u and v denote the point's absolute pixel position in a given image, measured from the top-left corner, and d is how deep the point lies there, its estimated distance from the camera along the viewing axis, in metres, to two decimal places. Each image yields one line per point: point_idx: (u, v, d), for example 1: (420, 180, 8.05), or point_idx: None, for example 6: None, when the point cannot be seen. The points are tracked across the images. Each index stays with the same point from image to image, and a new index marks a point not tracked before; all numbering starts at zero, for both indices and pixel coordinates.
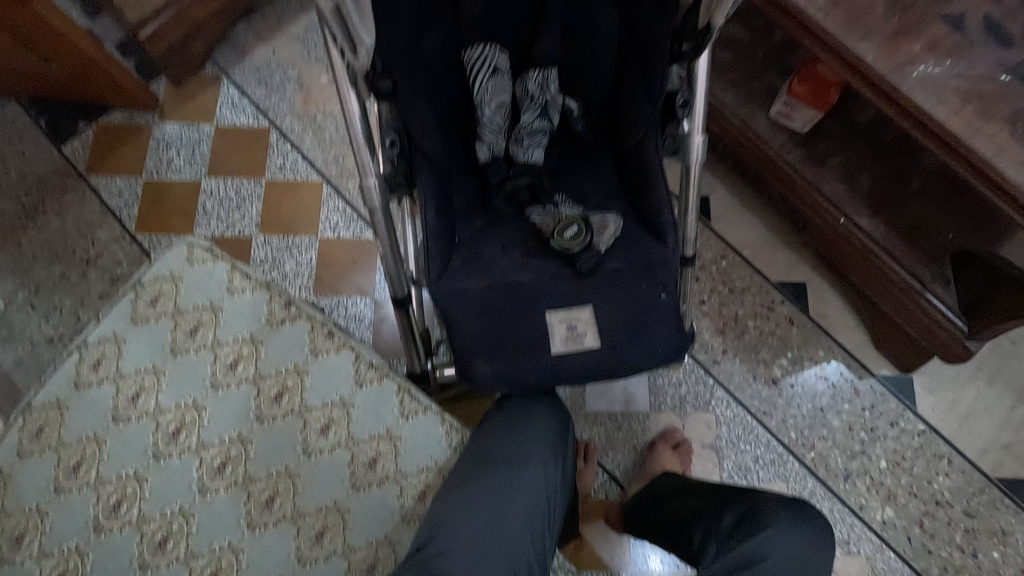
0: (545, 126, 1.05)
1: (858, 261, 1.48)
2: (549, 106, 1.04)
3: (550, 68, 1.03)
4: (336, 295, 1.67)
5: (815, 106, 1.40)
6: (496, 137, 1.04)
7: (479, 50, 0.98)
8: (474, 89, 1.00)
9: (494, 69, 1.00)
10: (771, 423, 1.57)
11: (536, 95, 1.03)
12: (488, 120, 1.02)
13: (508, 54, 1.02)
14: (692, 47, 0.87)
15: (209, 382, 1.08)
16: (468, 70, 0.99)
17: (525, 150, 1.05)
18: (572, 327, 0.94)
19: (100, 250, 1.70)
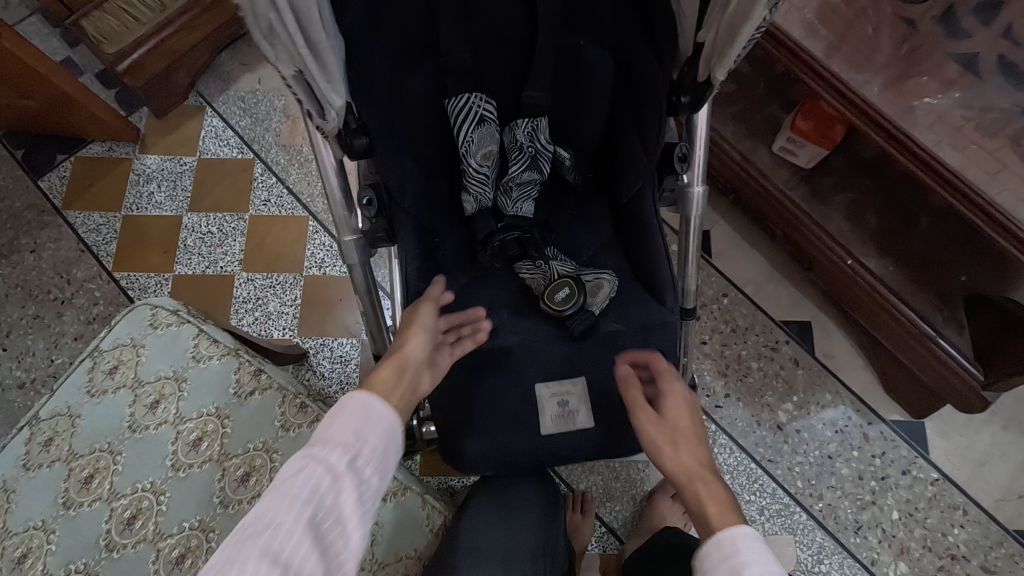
0: (535, 177, 0.98)
1: (868, 306, 1.40)
2: (539, 157, 0.97)
3: (540, 117, 0.96)
4: (321, 335, 1.60)
5: (820, 143, 1.33)
6: (482, 189, 0.97)
7: (462, 101, 0.92)
8: (459, 140, 0.94)
9: (479, 120, 0.94)
10: (777, 471, 1.50)
11: (525, 145, 0.96)
12: (473, 172, 0.96)
13: (496, 103, 0.96)
14: (691, 100, 0.81)
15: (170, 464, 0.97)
16: (452, 121, 0.93)
17: (513, 203, 0.98)
18: (564, 404, 0.86)
19: (76, 289, 1.64)
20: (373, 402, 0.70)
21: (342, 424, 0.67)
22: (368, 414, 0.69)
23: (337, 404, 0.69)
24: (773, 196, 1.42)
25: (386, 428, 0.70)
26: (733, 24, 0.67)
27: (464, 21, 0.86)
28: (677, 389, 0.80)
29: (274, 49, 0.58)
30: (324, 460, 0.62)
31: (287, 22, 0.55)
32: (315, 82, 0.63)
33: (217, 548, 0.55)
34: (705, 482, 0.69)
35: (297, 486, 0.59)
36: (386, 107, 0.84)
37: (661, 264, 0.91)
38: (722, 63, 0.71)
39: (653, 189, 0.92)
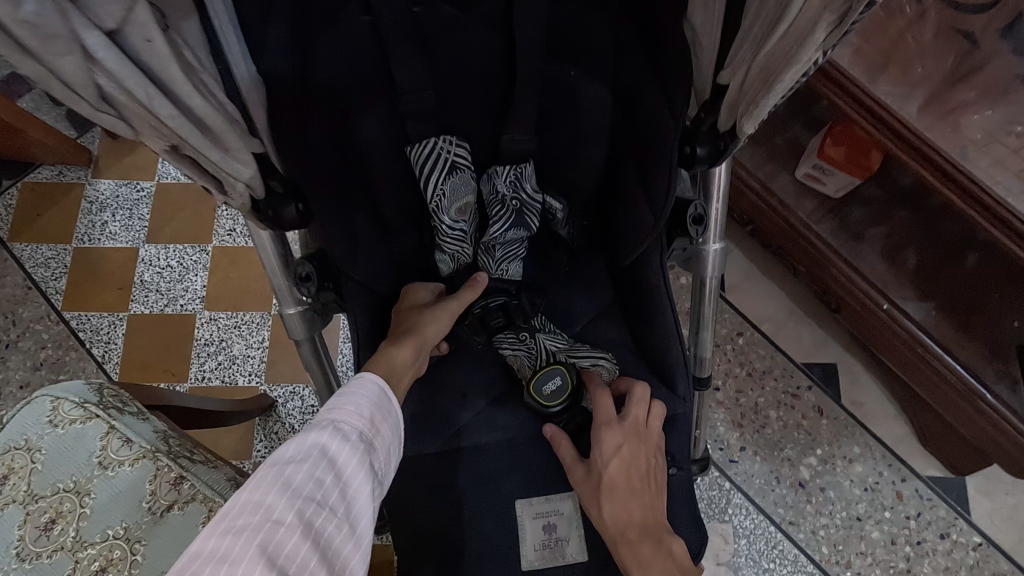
0: (522, 235, 0.80)
1: (903, 354, 1.21)
2: (525, 211, 0.79)
3: (525, 162, 0.79)
4: (291, 382, 1.44)
5: (851, 172, 1.17)
6: (459, 248, 0.80)
7: (428, 147, 0.74)
8: (426, 194, 0.76)
9: (450, 168, 0.76)
10: (798, 535, 1.33)
11: (507, 197, 0.79)
12: (445, 231, 0.78)
13: (468, 145, 0.78)
14: (707, 153, 0.67)
15: (15, 553, 0.69)
16: (416, 170, 0.75)
17: (497, 265, 0.81)
18: (551, 529, 0.73)
19: (22, 331, 1.48)
20: (383, 388, 0.62)
21: (350, 404, 0.58)
22: (379, 398, 0.60)
23: (343, 384, 0.60)
24: (795, 229, 1.26)
25: (395, 418, 0.61)
26: (769, 67, 0.52)
27: (425, 53, 0.70)
28: (609, 438, 0.72)
29: (126, 120, 0.46)
30: (330, 441, 0.53)
31: (128, 87, 0.42)
32: (198, 155, 0.51)
33: (202, 533, 0.44)
34: (631, 543, 0.68)
35: (299, 466, 0.50)
36: (331, 162, 0.69)
37: (672, 344, 0.76)
38: (751, 116, 0.56)
39: (660, 253, 0.75)
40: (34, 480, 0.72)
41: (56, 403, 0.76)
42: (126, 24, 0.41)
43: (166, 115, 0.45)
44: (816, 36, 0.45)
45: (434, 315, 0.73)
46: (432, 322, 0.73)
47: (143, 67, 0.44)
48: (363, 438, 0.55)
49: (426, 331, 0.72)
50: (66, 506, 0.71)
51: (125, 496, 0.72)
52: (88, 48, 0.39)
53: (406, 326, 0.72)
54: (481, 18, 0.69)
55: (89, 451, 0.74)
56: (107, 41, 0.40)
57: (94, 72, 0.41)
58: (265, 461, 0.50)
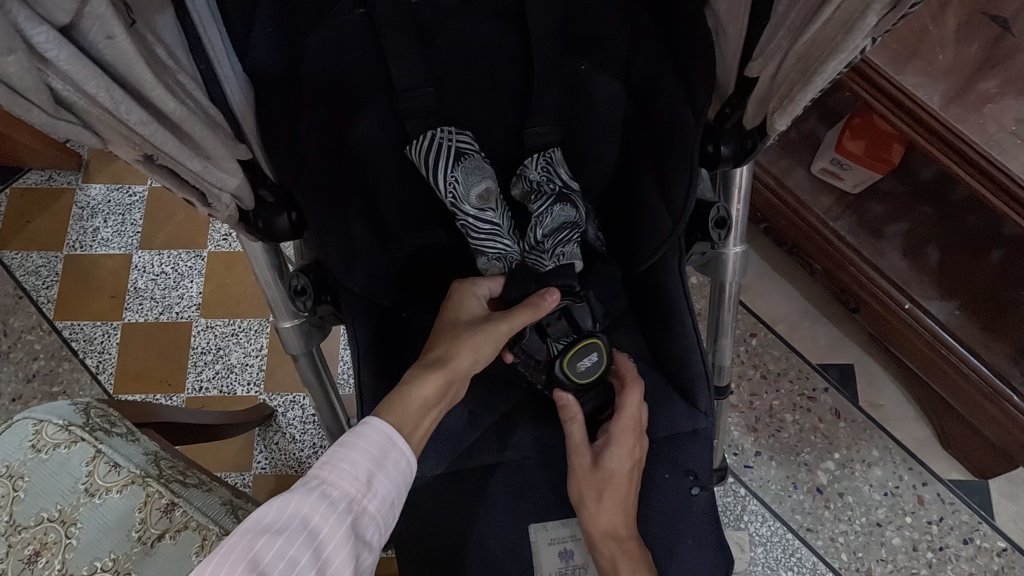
0: (571, 218, 0.74)
1: (926, 356, 1.16)
2: (568, 194, 0.74)
3: (553, 147, 0.74)
4: (291, 391, 1.40)
5: (872, 167, 1.12)
6: (496, 241, 0.75)
7: (428, 140, 0.69)
8: (438, 185, 0.71)
9: (457, 156, 0.70)
10: (817, 542, 1.29)
11: (543, 184, 0.74)
12: (473, 222, 0.74)
13: (473, 138, 0.73)
14: (733, 151, 0.62)
15: None
16: (420, 167, 0.71)
17: (551, 256, 0.75)
18: (567, 556, 0.70)
19: (13, 342, 1.44)
20: (390, 438, 0.56)
21: (347, 461, 0.52)
22: (382, 454, 0.54)
23: (348, 432, 0.55)
24: (810, 226, 1.22)
25: (402, 473, 0.55)
26: (808, 58, 0.47)
27: (424, 47, 0.65)
28: (626, 440, 0.67)
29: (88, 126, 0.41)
30: (313, 509, 0.48)
31: (89, 93, 0.38)
32: (177, 166, 0.47)
33: None
34: (621, 562, 0.64)
35: (273, 541, 0.46)
36: (324, 166, 0.65)
37: (693, 354, 0.71)
38: (785, 111, 0.51)
39: (680, 254, 0.70)
40: (15, 509, 0.68)
41: (39, 426, 0.72)
42: (80, 18, 0.36)
43: (136, 121, 0.41)
44: (868, 21, 0.40)
45: (473, 351, 0.64)
46: (470, 354, 0.63)
47: (106, 67, 0.39)
48: (352, 506, 0.50)
49: (460, 360, 0.63)
50: (50, 537, 0.67)
51: (112, 526, 0.68)
52: (34, 45, 0.34)
53: (439, 348, 0.64)
54: (484, 10, 0.64)
55: (74, 476, 0.70)
56: (60, 37, 0.35)
57: (45, 74, 0.36)
58: (242, 526, 0.47)
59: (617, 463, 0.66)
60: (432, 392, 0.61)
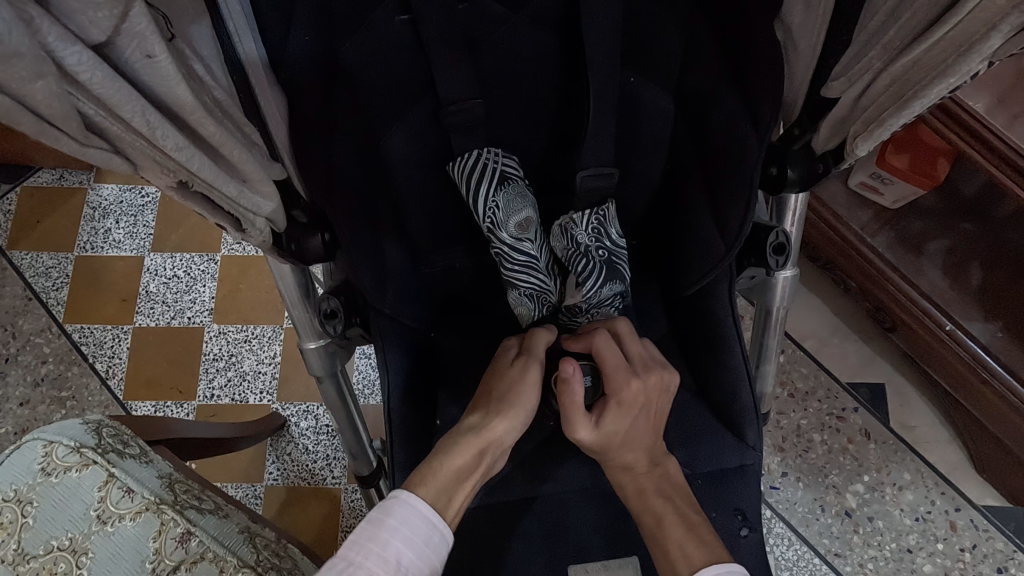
0: (619, 288, 0.72)
1: (965, 379, 1.12)
2: (615, 259, 0.72)
3: (605, 203, 0.71)
4: (304, 401, 1.36)
5: (916, 182, 1.07)
6: (530, 278, 0.71)
7: (474, 159, 0.66)
8: (479, 208, 0.68)
9: (501, 180, 0.67)
10: (845, 568, 1.24)
11: (591, 247, 0.71)
12: (509, 251, 0.70)
13: (514, 160, 0.71)
14: (798, 177, 0.59)
15: None
16: (462, 186, 0.67)
17: (586, 316, 0.73)
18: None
19: (21, 345, 1.41)
20: (420, 514, 0.54)
21: (378, 540, 0.50)
22: (413, 527, 0.53)
23: (377, 507, 0.53)
24: (849, 244, 1.17)
25: (435, 548, 0.53)
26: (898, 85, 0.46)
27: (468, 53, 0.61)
28: (627, 371, 0.63)
29: (121, 150, 0.41)
30: None
31: (122, 111, 0.37)
32: (212, 191, 0.47)
33: None
34: None
35: None
36: (358, 185, 0.62)
37: (741, 384, 0.69)
38: (873, 135, 0.50)
39: (730, 278, 0.67)
40: (24, 536, 0.65)
41: (49, 448, 0.69)
42: (118, 35, 0.35)
43: (172, 146, 0.41)
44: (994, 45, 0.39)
45: (507, 422, 0.62)
46: (506, 421, 0.62)
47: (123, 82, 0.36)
48: None
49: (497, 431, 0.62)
50: (60, 567, 0.64)
51: (124, 555, 0.64)
52: (67, 66, 0.34)
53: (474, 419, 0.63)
54: (534, 17, 0.60)
55: (85, 502, 0.66)
56: (93, 54, 0.35)
57: (79, 98, 0.36)
58: None
59: (630, 388, 0.62)
60: (465, 463, 0.59)
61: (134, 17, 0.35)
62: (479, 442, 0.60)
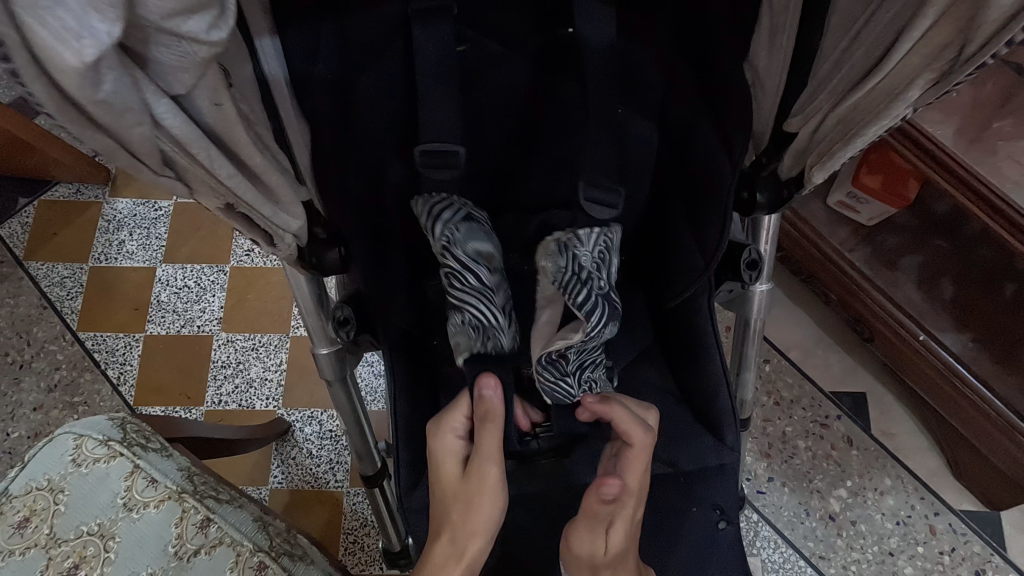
0: (615, 319, 0.71)
1: (937, 385, 1.19)
2: (610, 295, 0.70)
3: (612, 228, 0.73)
4: (309, 407, 1.41)
5: (888, 201, 1.15)
6: (480, 304, 0.70)
7: (444, 198, 0.70)
8: (436, 232, 0.70)
9: (466, 218, 0.71)
10: (829, 570, 1.29)
11: (591, 271, 0.70)
12: (460, 272, 0.70)
13: (502, 193, 0.79)
14: (766, 200, 0.67)
15: None
16: (424, 216, 0.70)
17: (576, 371, 0.70)
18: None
19: (36, 351, 1.46)
20: None
21: None
22: None
23: None
24: (828, 257, 1.25)
25: None
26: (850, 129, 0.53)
27: (466, 88, 0.68)
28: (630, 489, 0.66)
29: (180, 178, 0.49)
30: None
31: (188, 147, 0.45)
32: (253, 212, 0.55)
33: None
34: None
35: None
36: (367, 204, 0.68)
37: (721, 389, 0.76)
38: (824, 166, 0.59)
39: (708, 293, 0.74)
40: (56, 522, 0.70)
41: (79, 441, 0.74)
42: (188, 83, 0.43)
43: (226, 174, 0.49)
44: None
45: (479, 539, 0.64)
46: (479, 541, 0.64)
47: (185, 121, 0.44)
48: None
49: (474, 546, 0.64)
50: (89, 551, 0.69)
51: (149, 539, 0.70)
52: (158, 116, 0.42)
53: (447, 531, 0.65)
54: (530, 60, 0.67)
55: (113, 491, 0.72)
56: (174, 105, 0.43)
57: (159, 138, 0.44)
58: None
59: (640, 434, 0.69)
60: None
61: (201, 73, 0.43)
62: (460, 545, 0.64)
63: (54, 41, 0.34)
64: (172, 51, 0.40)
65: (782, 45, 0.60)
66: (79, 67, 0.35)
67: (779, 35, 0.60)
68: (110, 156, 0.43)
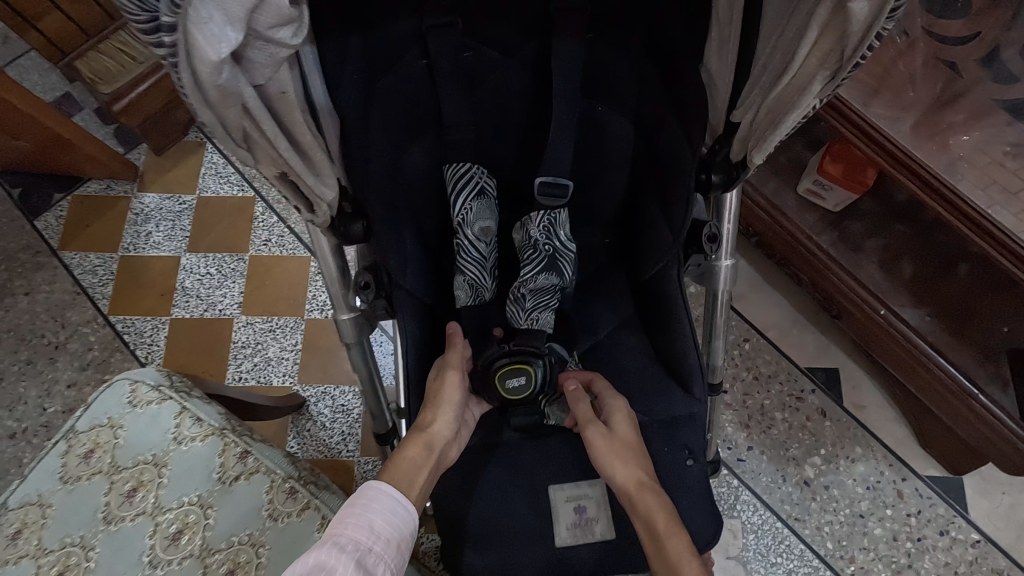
0: (554, 282, 0.90)
1: (897, 354, 1.30)
2: (558, 256, 0.90)
3: (559, 209, 0.91)
4: (323, 383, 1.53)
5: (849, 187, 1.27)
6: (475, 271, 0.90)
7: (464, 171, 0.88)
8: (456, 207, 0.88)
9: (478, 192, 0.89)
10: (804, 531, 1.40)
11: (540, 241, 0.90)
12: (469, 243, 0.89)
13: (496, 180, 0.93)
14: (722, 179, 0.78)
15: (103, 517, 0.78)
16: (450, 189, 0.88)
17: (528, 315, 0.89)
18: (582, 511, 0.83)
19: (70, 333, 1.58)
20: (386, 496, 0.69)
21: (359, 518, 0.65)
22: (392, 512, 0.67)
23: (361, 497, 0.68)
24: (797, 240, 1.36)
25: (394, 516, 0.68)
26: (779, 109, 0.64)
27: (470, 90, 0.81)
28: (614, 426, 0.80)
29: (251, 151, 0.61)
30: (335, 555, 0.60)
31: (263, 125, 0.58)
32: (300, 182, 0.67)
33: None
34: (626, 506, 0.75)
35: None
36: (387, 187, 0.80)
37: (688, 348, 0.84)
38: (761, 150, 0.68)
39: (677, 266, 0.84)
40: (117, 453, 0.81)
41: (134, 386, 0.85)
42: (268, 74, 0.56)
43: (285, 149, 0.62)
44: (814, 87, 0.58)
45: (442, 418, 0.79)
46: (440, 418, 0.79)
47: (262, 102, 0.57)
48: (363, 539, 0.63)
49: (434, 426, 0.79)
50: (146, 476, 0.80)
51: (197, 466, 0.81)
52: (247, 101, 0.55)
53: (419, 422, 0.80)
54: (522, 62, 0.79)
55: (165, 428, 0.83)
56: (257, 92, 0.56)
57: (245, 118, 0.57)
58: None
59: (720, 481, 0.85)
60: (416, 454, 0.76)
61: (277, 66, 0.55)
62: (439, 461, 0.78)
63: (205, 43, 0.47)
64: (265, 51, 0.53)
65: (729, 50, 0.70)
66: (217, 61, 0.48)
67: (727, 41, 0.70)
68: (205, 126, 0.56)
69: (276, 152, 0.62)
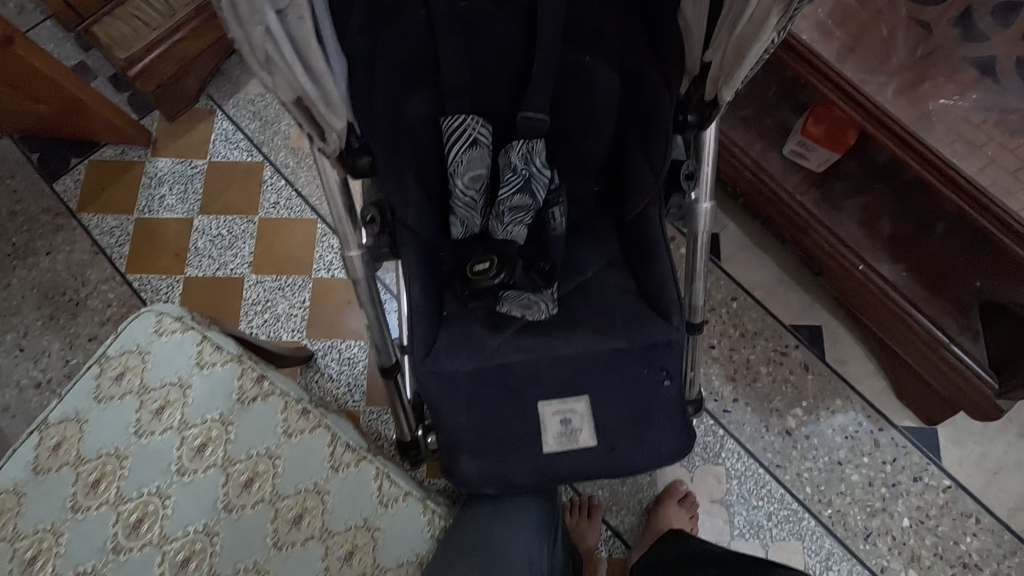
0: (528, 203, 0.98)
1: (873, 306, 1.37)
2: (533, 181, 0.97)
3: (536, 139, 0.96)
4: (330, 338, 1.61)
5: (829, 147, 1.32)
6: (466, 210, 1.00)
7: (460, 121, 0.93)
8: (450, 156, 0.95)
9: (470, 142, 0.94)
10: (785, 477, 1.48)
11: (518, 167, 0.96)
12: (461, 189, 0.98)
13: (491, 126, 0.97)
14: (697, 119, 0.84)
15: (134, 430, 0.90)
16: (446, 138, 0.95)
17: (503, 227, 0.99)
18: (567, 423, 0.91)
19: (90, 291, 1.66)
20: None
21: None
22: None
23: None
24: (781, 199, 1.43)
25: None
26: (743, 49, 0.70)
27: (465, 41, 0.87)
28: None
29: (274, 76, 0.69)
30: None
31: (283, 49, 0.67)
32: (316, 110, 0.75)
33: None
34: None
35: None
36: (388, 132, 0.87)
37: (665, 283, 0.92)
38: (728, 85, 0.75)
39: (657, 206, 0.93)
40: (147, 375, 0.93)
41: (160, 319, 0.96)
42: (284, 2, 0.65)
43: (302, 74, 0.70)
44: (773, 22, 0.64)
45: None
46: None
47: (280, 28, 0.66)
48: None
49: None
50: (172, 396, 0.92)
51: (217, 388, 0.93)
52: (269, 23, 0.65)
53: None
54: (514, 13, 0.86)
55: (189, 354, 0.94)
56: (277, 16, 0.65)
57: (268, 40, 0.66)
58: None
59: None
60: None
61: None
62: None
63: None
64: None
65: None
66: None
67: None
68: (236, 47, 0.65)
69: (295, 78, 0.70)
